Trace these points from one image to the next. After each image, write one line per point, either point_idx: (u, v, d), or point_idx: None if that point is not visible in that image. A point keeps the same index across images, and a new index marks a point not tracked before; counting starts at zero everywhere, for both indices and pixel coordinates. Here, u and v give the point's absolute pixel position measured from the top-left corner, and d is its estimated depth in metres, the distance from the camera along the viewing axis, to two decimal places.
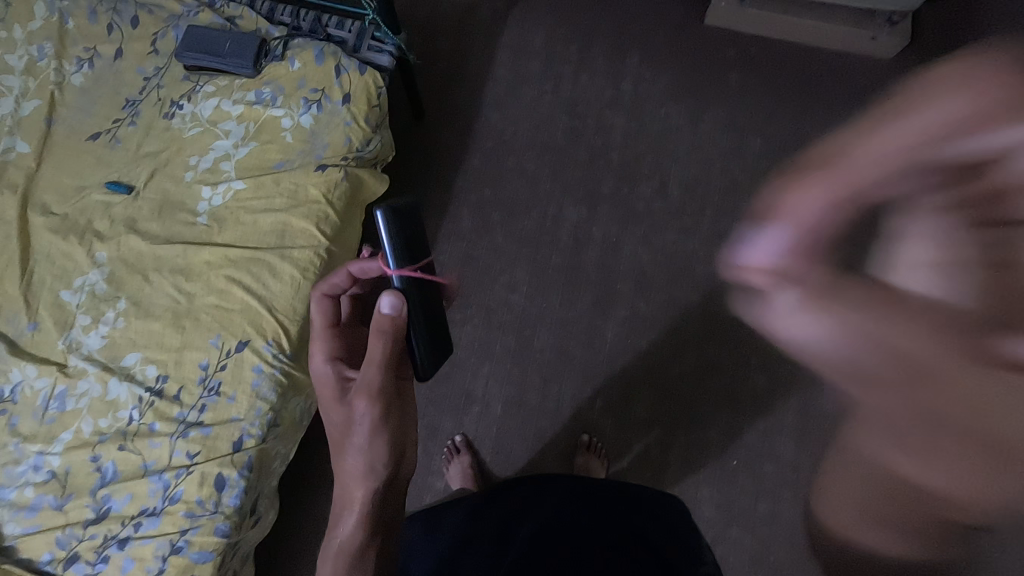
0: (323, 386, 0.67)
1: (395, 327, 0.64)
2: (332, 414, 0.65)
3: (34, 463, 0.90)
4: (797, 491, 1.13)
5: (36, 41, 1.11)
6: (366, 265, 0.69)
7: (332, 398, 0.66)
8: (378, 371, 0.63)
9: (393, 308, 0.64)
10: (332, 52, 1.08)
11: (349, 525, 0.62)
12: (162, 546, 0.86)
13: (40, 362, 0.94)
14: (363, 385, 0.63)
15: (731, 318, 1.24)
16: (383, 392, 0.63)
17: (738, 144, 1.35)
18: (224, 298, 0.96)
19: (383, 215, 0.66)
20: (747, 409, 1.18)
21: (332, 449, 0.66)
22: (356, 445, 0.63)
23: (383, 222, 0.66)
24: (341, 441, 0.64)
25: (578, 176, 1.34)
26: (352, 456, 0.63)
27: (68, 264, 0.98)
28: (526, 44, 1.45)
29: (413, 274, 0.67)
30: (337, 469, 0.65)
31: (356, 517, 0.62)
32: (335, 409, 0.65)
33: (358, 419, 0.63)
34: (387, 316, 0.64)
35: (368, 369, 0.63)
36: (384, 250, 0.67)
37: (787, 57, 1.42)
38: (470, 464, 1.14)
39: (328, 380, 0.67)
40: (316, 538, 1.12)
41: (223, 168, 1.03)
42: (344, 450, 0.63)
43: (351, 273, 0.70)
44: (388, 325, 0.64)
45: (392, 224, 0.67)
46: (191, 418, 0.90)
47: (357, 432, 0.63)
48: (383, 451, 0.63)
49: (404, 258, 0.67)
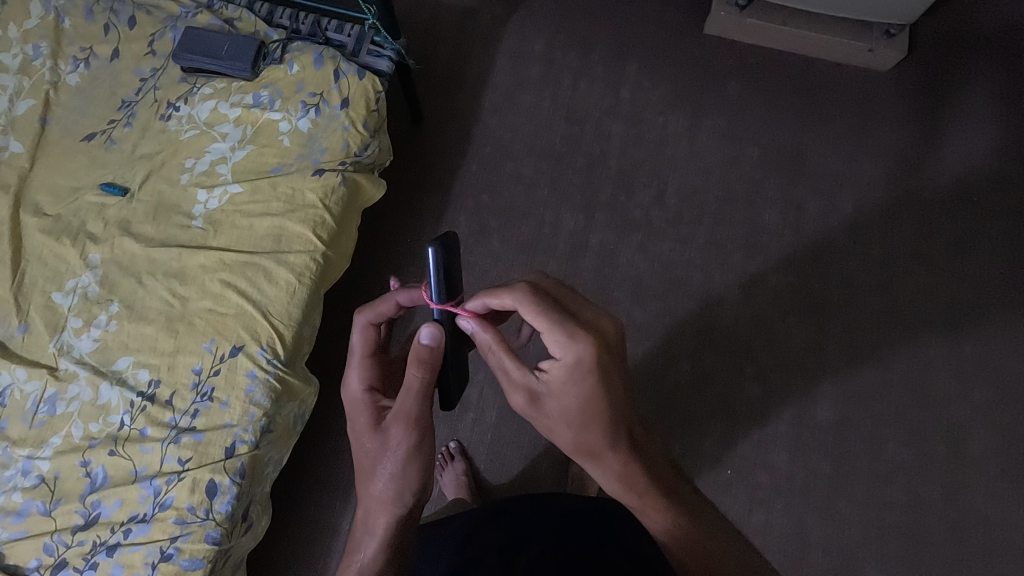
0: (356, 412, 0.70)
1: (433, 359, 0.66)
2: (363, 439, 0.68)
3: (22, 468, 0.89)
4: (790, 502, 1.13)
5: (32, 40, 1.10)
6: (414, 293, 0.71)
7: (365, 424, 0.69)
8: (415, 399, 0.66)
9: (432, 340, 0.66)
10: (331, 56, 1.08)
11: (371, 548, 0.67)
12: (152, 553, 0.85)
13: (30, 366, 0.92)
14: (400, 412, 0.66)
15: (726, 327, 1.24)
16: (418, 421, 0.67)
17: (735, 154, 1.36)
18: (218, 302, 0.95)
19: (434, 254, 0.65)
20: (742, 419, 1.18)
21: (359, 471, 0.69)
22: (386, 471, 0.67)
23: (433, 259, 0.66)
24: (371, 466, 0.68)
25: (577, 183, 1.34)
26: (382, 483, 0.67)
27: (60, 266, 0.97)
28: (525, 50, 1.45)
29: (453, 310, 0.69)
30: (364, 491, 0.69)
31: (379, 540, 0.68)
32: (367, 435, 0.68)
33: (391, 447, 0.67)
34: (426, 346, 0.66)
35: (405, 396, 0.66)
36: (429, 282, 0.68)
37: (785, 68, 1.42)
38: (464, 470, 1.13)
39: (362, 407, 0.69)
40: (307, 544, 1.12)
41: (219, 172, 1.02)
42: (373, 475, 0.67)
43: (400, 302, 0.71)
44: (426, 356, 0.66)
45: (441, 264, 0.67)
46: (183, 423, 0.89)
47: (389, 459, 0.67)
48: (412, 481, 0.67)
49: (446, 293, 0.68)
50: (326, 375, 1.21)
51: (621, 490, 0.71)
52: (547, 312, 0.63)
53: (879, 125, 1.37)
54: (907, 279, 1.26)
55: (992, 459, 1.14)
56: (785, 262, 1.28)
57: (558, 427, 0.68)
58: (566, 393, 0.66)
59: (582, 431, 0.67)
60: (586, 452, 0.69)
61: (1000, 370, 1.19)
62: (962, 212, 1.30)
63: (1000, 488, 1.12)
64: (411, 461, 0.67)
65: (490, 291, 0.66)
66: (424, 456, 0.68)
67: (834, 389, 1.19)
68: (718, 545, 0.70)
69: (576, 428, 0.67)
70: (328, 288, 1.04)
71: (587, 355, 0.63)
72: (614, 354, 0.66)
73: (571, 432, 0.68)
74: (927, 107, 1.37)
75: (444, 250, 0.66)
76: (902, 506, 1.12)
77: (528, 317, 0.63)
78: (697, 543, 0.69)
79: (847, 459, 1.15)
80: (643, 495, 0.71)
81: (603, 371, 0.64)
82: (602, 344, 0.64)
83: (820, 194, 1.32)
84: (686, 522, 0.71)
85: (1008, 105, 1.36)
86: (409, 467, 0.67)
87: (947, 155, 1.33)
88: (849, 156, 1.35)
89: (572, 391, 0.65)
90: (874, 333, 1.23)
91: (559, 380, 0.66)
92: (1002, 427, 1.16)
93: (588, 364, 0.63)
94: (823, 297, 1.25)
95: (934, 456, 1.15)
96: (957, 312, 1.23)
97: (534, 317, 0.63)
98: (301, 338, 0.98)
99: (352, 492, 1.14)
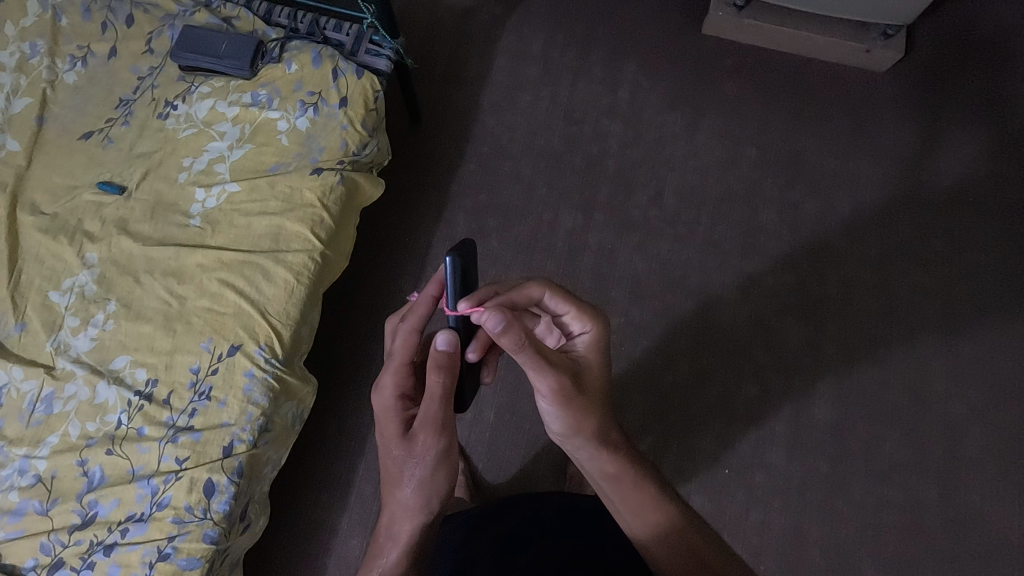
0: (386, 419, 0.69)
1: (452, 364, 0.67)
2: (390, 446, 0.68)
3: (19, 467, 0.88)
4: (788, 502, 1.13)
5: (29, 38, 1.10)
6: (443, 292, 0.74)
7: (394, 431, 0.68)
8: (439, 406, 0.66)
9: (449, 345, 0.67)
10: (330, 55, 1.08)
11: (394, 555, 0.68)
12: (149, 553, 0.85)
13: (27, 364, 0.92)
14: (426, 420, 0.67)
15: (724, 327, 1.24)
16: (444, 428, 0.68)
17: (733, 153, 1.36)
18: (216, 301, 0.95)
19: (451, 262, 0.68)
20: (739, 418, 1.18)
21: (384, 478, 0.70)
22: (413, 478, 0.68)
23: (450, 268, 0.68)
24: (398, 474, 0.68)
25: (575, 183, 1.34)
26: (411, 489, 0.68)
27: (58, 265, 0.97)
28: (524, 50, 1.45)
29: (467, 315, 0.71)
30: (389, 497, 0.69)
31: (402, 547, 0.68)
32: (395, 443, 0.68)
33: (418, 454, 0.67)
34: (443, 352, 0.67)
35: (427, 403, 0.66)
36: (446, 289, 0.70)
37: (782, 68, 1.43)
38: (462, 470, 1.12)
39: (393, 415, 0.69)
40: (305, 543, 1.12)
41: (217, 171, 1.02)
42: (400, 482, 0.68)
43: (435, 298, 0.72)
44: (444, 360, 0.67)
45: (459, 269, 0.69)
46: (180, 422, 0.89)
47: (417, 466, 0.68)
48: (438, 484, 0.69)
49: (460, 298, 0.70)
50: (325, 375, 1.21)
51: (621, 471, 0.70)
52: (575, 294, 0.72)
53: (877, 126, 1.37)
54: (905, 279, 1.26)
55: (988, 459, 1.14)
56: (782, 262, 1.28)
57: (587, 409, 0.68)
58: (593, 369, 0.71)
59: (599, 406, 0.70)
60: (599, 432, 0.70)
61: (996, 370, 1.20)
62: (959, 212, 1.30)
63: (997, 487, 1.13)
64: (439, 466, 0.69)
65: (511, 290, 0.71)
66: (448, 463, 0.69)
67: (832, 388, 1.20)
68: (710, 538, 0.68)
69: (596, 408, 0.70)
70: (327, 288, 1.04)
71: (608, 329, 0.73)
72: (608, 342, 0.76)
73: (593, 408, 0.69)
74: (926, 108, 1.37)
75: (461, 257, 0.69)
76: (900, 505, 1.12)
77: (560, 298, 0.71)
78: (690, 531, 0.68)
79: (844, 459, 1.15)
80: (640, 477, 0.70)
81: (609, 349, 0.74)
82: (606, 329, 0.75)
83: (817, 193, 1.33)
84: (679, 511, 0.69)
85: (1004, 106, 1.37)
86: (437, 474, 0.68)
87: (944, 156, 1.34)
88: (847, 157, 1.35)
89: (593, 365, 0.71)
90: (871, 333, 1.23)
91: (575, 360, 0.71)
92: (999, 427, 1.16)
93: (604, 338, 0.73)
94: (820, 296, 1.26)
95: (930, 456, 1.15)
96: (953, 312, 1.24)
97: (565, 297, 0.71)
98: (300, 337, 0.98)
99: (350, 492, 1.14)
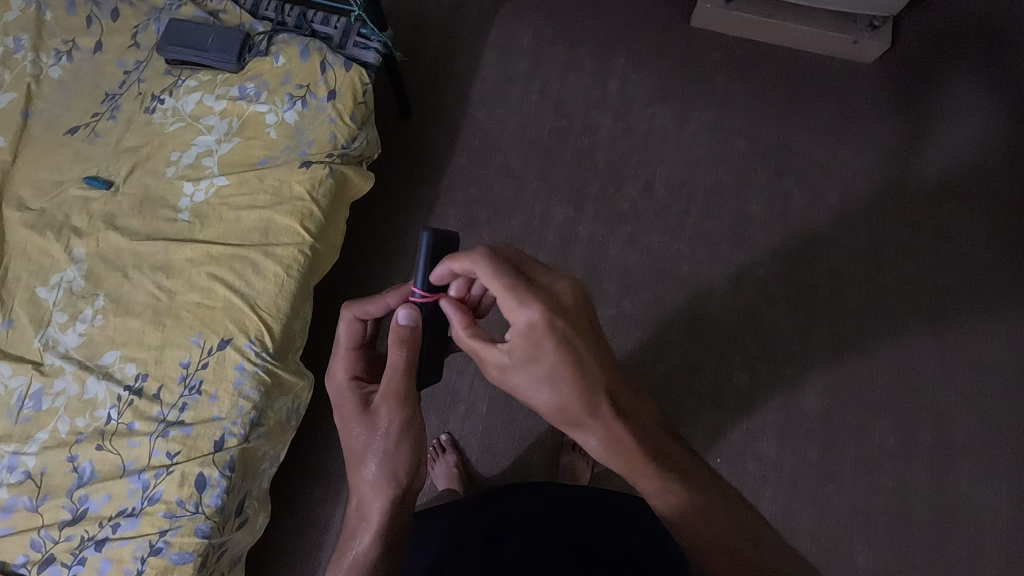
0: (343, 401, 0.70)
1: (413, 337, 0.68)
2: (352, 425, 0.68)
3: (7, 464, 0.88)
4: (778, 487, 1.14)
5: (12, 32, 1.09)
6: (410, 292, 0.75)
7: (352, 410, 0.69)
8: (402, 376, 0.68)
9: (410, 320, 0.68)
10: (318, 48, 1.07)
11: None
12: (140, 547, 0.84)
13: (14, 361, 0.91)
14: (387, 391, 0.68)
15: (714, 317, 1.25)
16: (406, 397, 0.68)
17: (723, 145, 1.37)
18: (206, 295, 0.94)
19: (426, 238, 0.70)
20: (731, 407, 1.19)
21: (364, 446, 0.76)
22: (378, 453, 0.67)
23: (425, 245, 0.70)
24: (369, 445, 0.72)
25: (567, 175, 1.34)
26: None
27: (45, 261, 0.96)
28: (513, 43, 1.45)
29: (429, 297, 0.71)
30: (356, 478, 0.68)
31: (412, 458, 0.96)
32: (356, 421, 0.68)
33: (383, 427, 0.67)
34: (405, 327, 0.68)
35: (390, 374, 0.68)
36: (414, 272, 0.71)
37: (770, 61, 1.43)
38: (455, 463, 1.13)
39: (348, 395, 0.70)
40: (299, 536, 1.12)
41: (205, 164, 1.02)
42: (365, 459, 0.67)
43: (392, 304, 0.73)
44: (406, 335, 0.68)
45: (431, 252, 0.71)
46: (170, 417, 0.89)
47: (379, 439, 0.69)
48: None
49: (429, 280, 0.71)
50: (316, 370, 1.21)
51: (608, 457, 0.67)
52: (497, 282, 0.62)
53: (866, 119, 1.38)
54: (892, 269, 1.27)
55: (976, 445, 1.16)
56: (773, 253, 1.29)
57: (531, 394, 0.66)
58: (532, 359, 0.64)
59: (545, 395, 0.66)
60: (563, 420, 0.67)
61: (983, 358, 1.21)
62: (947, 202, 1.31)
63: (984, 471, 1.14)
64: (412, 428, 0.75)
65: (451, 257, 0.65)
66: (413, 434, 0.69)
67: (823, 378, 1.20)
68: (722, 524, 0.61)
69: (547, 392, 0.66)
70: (317, 281, 1.04)
71: (540, 317, 0.62)
72: (570, 315, 0.64)
73: (544, 397, 0.66)
74: (913, 100, 1.38)
75: (439, 236, 0.71)
76: (889, 492, 1.14)
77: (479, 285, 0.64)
78: (700, 510, 0.62)
79: (834, 447, 1.16)
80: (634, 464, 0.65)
81: (558, 331, 0.63)
82: (556, 310, 0.63)
83: (807, 184, 1.34)
84: (688, 490, 0.64)
85: (990, 96, 1.38)
86: (402, 445, 0.68)
87: (933, 147, 1.35)
88: (835, 147, 1.36)
89: (534, 360, 0.64)
90: (859, 324, 1.24)
91: (520, 346, 0.64)
92: (986, 414, 1.17)
93: (548, 325, 0.63)
94: (811, 286, 1.27)
95: (919, 442, 1.16)
96: (941, 302, 1.25)
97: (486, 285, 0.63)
98: (291, 330, 0.98)
99: (343, 488, 1.14)
